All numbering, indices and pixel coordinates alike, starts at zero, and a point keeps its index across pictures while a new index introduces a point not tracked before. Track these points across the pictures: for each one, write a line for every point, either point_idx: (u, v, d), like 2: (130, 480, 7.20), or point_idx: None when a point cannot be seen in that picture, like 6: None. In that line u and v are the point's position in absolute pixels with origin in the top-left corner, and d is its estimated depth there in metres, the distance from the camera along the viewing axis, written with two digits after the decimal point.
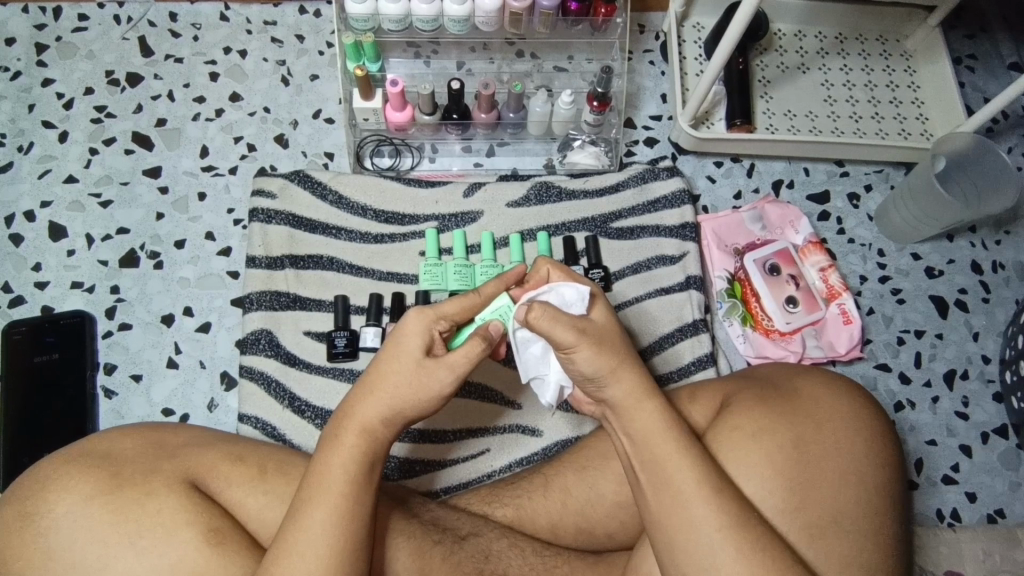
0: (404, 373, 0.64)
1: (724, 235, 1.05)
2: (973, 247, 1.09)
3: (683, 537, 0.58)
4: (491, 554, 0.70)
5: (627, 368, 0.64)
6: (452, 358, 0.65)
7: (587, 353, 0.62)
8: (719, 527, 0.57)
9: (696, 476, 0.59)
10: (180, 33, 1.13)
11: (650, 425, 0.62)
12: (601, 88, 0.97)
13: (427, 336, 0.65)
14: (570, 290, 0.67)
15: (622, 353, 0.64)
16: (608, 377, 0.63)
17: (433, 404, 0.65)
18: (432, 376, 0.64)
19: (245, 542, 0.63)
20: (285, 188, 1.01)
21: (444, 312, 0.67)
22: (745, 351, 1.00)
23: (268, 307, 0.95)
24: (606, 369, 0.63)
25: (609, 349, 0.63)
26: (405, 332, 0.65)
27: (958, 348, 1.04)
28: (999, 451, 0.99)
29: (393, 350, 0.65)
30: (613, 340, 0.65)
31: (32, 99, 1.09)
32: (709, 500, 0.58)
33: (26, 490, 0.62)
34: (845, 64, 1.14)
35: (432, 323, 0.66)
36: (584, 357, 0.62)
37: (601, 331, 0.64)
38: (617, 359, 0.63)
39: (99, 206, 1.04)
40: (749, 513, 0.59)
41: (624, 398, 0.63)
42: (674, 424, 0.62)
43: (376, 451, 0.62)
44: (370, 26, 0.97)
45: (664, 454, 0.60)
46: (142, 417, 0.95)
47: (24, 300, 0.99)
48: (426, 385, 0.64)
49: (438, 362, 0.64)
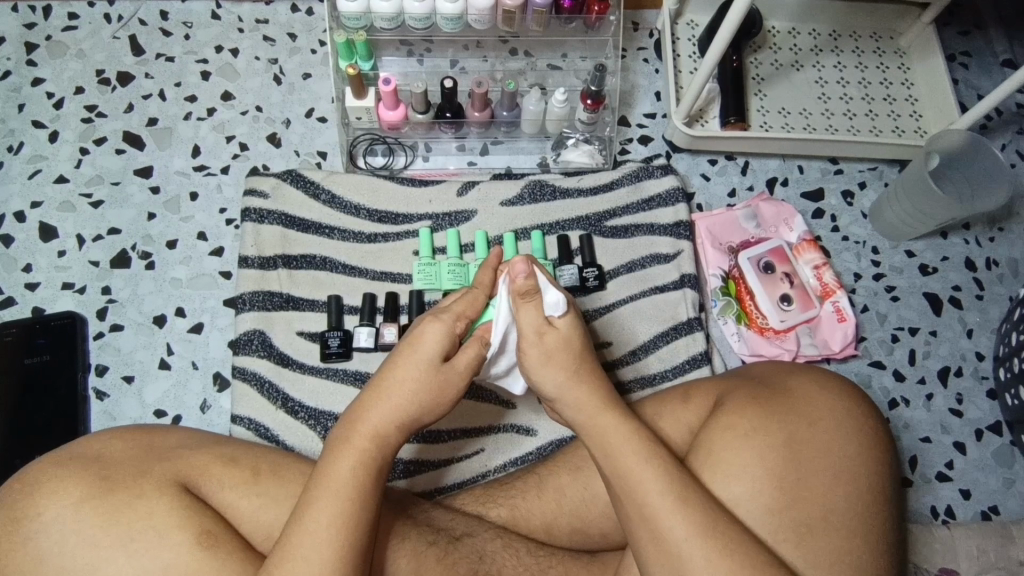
0: (412, 378, 0.64)
1: (719, 233, 1.05)
2: (967, 244, 1.09)
3: (656, 544, 0.58)
4: (486, 554, 0.69)
5: (583, 379, 0.65)
6: (462, 358, 0.66)
7: (537, 359, 0.65)
8: (693, 532, 0.57)
9: (664, 484, 0.59)
10: (171, 32, 1.12)
11: (615, 435, 0.62)
12: (595, 86, 0.97)
13: (444, 343, 0.65)
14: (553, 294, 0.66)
15: (582, 364, 0.65)
16: (566, 384, 0.65)
17: (445, 407, 0.66)
18: (444, 381, 0.65)
19: (238, 544, 0.62)
20: (278, 187, 1.00)
21: (460, 312, 0.68)
22: (739, 349, 1.00)
23: (261, 308, 0.94)
24: (561, 379, 0.65)
25: (563, 360, 0.65)
26: (421, 336, 0.65)
27: (952, 345, 1.04)
28: (992, 447, 0.99)
29: (406, 356, 0.64)
30: (572, 351, 0.66)
31: (22, 98, 1.08)
32: (682, 508, 0.58)
33: (17, 494, 0.61)
34: (839, 61, 1.13)
35: (450, 325, 0.66)
36: (534, 363, 0.65)
37: (557, 342, 0.66)
38: (574, 369, 0.65)
39: (90, 206, 1.03)
40: (723, 520, 0.58)
41: (585, 407, 0.64)
42: (640, 434, 0.62)
43: (379, 456, 0.62)
44: (362, 25, 0.96)
45: (637, 460, 0.60)
46: (135, 419, 0.94)
47: (14, 302, 0.98)
48: (438, 390, 0.64)
49: (453, 368, 0.65)
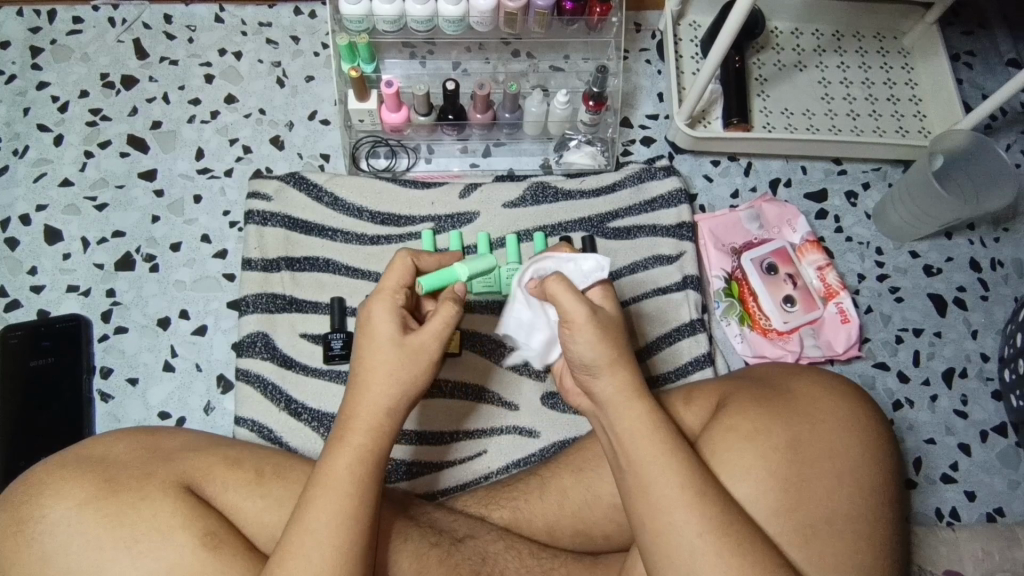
0: (382, 360, 0.64)
1: (722, 234, 1.05)
2: (972, 245, 1.08)
3: (664, 542, 0.58)
4: (488, 556, 0.69)
5: (621, 364, 0.64)
6: (427, 326, 0.65)
7: (589, 338, 0.63)
8: (702, 531, 0.57)
9: (676, 480, 0.59)
10: (175, 35, 1.13)
11: (629, 429, 0.61)
12: (596, 88, 0.97)
13: (396, 320, 0.65)
14: (590, 259, 0.70)
15: (621, 348, 0.65)
16: (606, 367, 0.63)
17: (425, 381, 0.65)
18: (416, 357, 0.64)
19: (241, 545, 0.62)
20: (281, 189, 1.00)
21: (396, 286, 0.67)
22: (743, 350, 1.00)
23: (265, 309, 0.94)
24: (604, 358, 0.63)
25: (612, 338, 0.64)
26: (372, 319, 0.65)
27: (956, 346, 1.03)
28: (998, 449, 0.98)
29: (369, 343, 0.65)
30: (616, 334, 0.65)
31: (27, 101, 1.09)
32: (692, 505, 0.58)
33: (22, 494, 0.62)
34: (843, 62, 1.13)
35: (393, 300, 0.66)
36: (584, 339, 0.63)
37: (608, 321, 0.65)
38: (614, 351, 0.64)
39: (94, 209, 1.04)
40: (732, 517, 0.58)
41: (612, 395, 0.63)
42: (661, 427, 0.61)
43: (390, 453, 0.62)
44: (365, 27, 0.96)
45: (648, 457, 0.60)
46: (139, 420, 0.95)
47: (19, 304, 0.99)
48: (410, 364, 0.64)
49: (416, 338, 0.65)
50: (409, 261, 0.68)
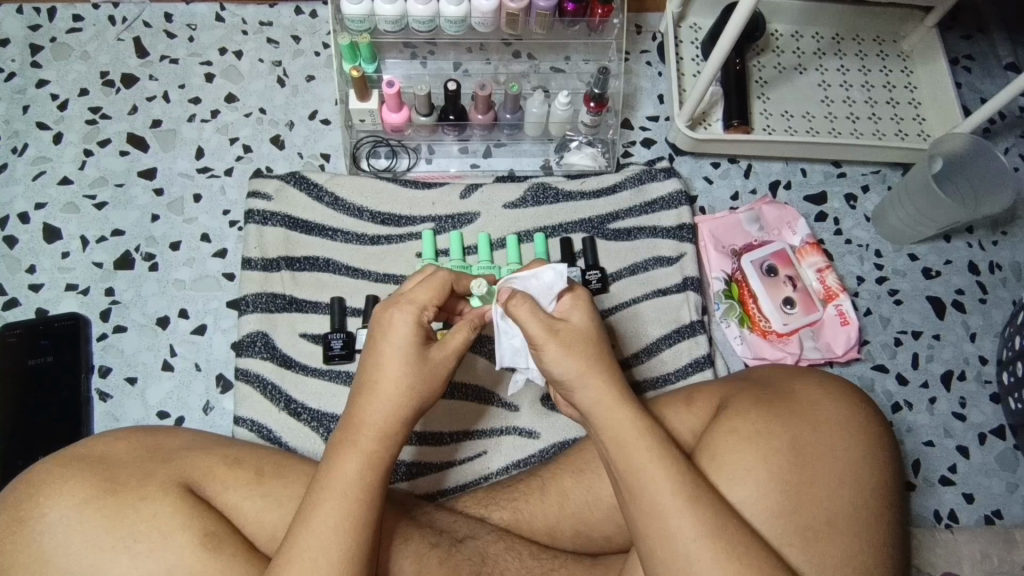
0: (394, 370, 0.64)
1: (722, 236, 1.05)
2: (970, 248, 1.09)
3: (662, 546, 0.58)
4: (488, 556, 0.69)
5: (601, 371, 0.64)
6: (448, 343, 0.67)
7: (555, 354, 0.64)
8: (699, 534, 0.57)
9: (671, 483, 0.59)
10: (175, 34, 1.12)
11: (623, 433, 0.61)
12: (597, 89, 0.97)
13: (416, 331, 0.65)
14: (549, 271, 0.70)
15: (599, 356, 0.65)
16: (579, 379, 0.64)
17: (434, 395, 0.66)
18: (431, 371, 0.65)
19: (240, 546, 0.62)
20: (281, 189, 1.00)
21: (427, 301, 0.66)
22: (742, 352, 1.00)
23: (264, 309, 0.94)
24: (573, 371, 0.64)
25: (579, 350, 0.64)
26: (391, 327, 0.65)
27: (955, 349, 1.04)
28: (996, 451, 0.99)
29: (383, 350, 0.65)
30: (589, 343, 0.65)
31: (26, 100, 1.08)
32: (688, 509, 0.58)
33: (21, 493, 0.61)
34: (842, 65, 1.13)
35: (417, 314, 0.66)
36: (551, 355, 0.64)
37: (572, 333, 0.65)
38: (587, 361, 0.64)
39: (93, 208, 1.04)
40: (729, 520, 0.58)
41: (602, 400, 0.63)
42: (654, 431, 0.61)
43: (388, 455, 0.62)
44: (366, 27, 0.96)
45: (643, 461, 0.60)
46: (137, 420, 0.94)
47: (18, 302, 0.98)
48: (426, 379, 0.65)
49: (433, 354, 0.65)
50: (439, 277, 0.67)
